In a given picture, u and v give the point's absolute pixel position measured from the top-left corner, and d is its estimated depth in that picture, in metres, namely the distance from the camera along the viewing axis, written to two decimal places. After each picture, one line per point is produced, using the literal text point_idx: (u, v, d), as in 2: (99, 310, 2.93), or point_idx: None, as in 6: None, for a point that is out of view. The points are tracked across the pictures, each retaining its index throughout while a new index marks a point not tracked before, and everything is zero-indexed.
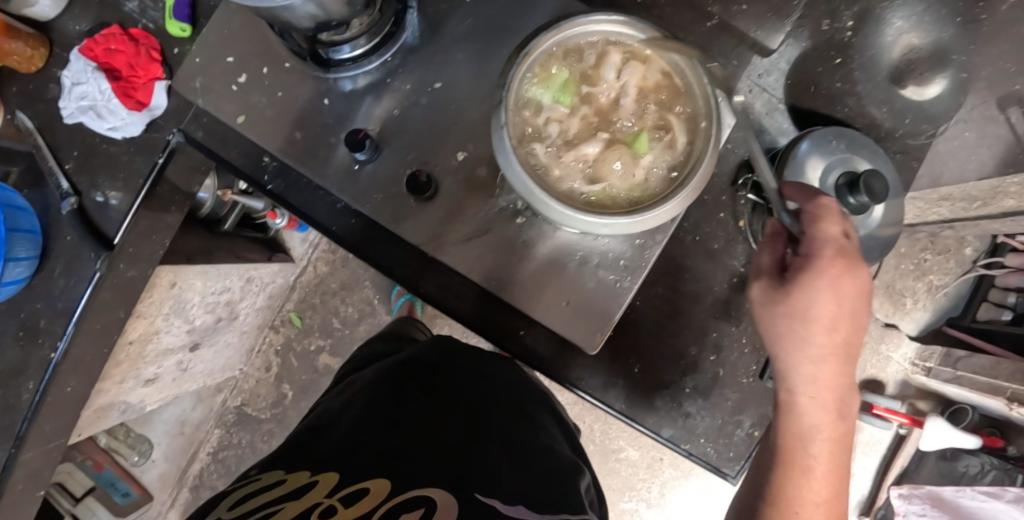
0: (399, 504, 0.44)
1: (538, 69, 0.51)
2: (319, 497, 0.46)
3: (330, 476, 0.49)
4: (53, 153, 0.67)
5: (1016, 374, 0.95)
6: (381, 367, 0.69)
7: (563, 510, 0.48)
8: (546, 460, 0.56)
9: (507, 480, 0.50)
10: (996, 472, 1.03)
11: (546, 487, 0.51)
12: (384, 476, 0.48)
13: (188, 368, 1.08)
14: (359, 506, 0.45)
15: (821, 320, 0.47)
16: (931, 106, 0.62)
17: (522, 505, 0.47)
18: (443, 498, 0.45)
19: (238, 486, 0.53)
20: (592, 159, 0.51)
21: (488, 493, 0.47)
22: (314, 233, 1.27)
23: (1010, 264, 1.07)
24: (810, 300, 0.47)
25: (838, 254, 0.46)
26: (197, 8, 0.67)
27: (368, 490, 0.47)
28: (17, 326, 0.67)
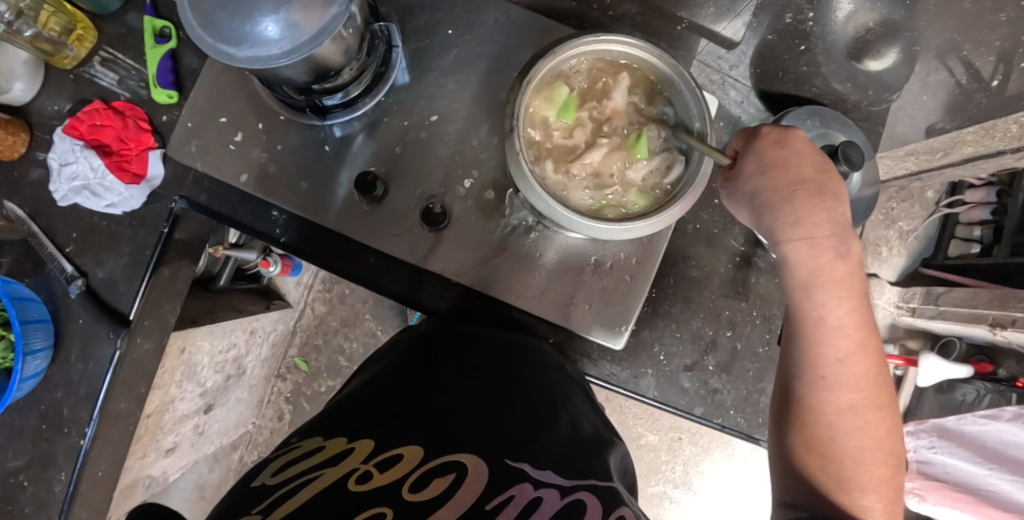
0: (434, 468, 0.42)
1: (540, 89, 0.57)
2: (356, 462, 0.43)
3: (365, 444, 0.46)
4: (51, 238, 0.66)
5: (994, 301, 1.02)
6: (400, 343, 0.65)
7: (592, 476, 0.45)
8: (575, 429, 0.53)
9: (535, 448, 0.47)
10: (991, 395, 1.11)
11: (575, 454, 0.48)
12: (417, 445, 0.46)
13: (203, 431, 1.06)
14: (394, 470, 0.42)
15: (801, 194, 0.49)
16: (886, 76, 0.68)
17: (550, 470, 0.44)
18: (473, 463, 0.43)
19: (279, 453, 0.49)
20: (596, 167, 0.57)
21: (517, 458, 0.45)
22: (308, 275, 1.26)
23: (971, 199, 1.17)
24: (771, 162, 0.51)
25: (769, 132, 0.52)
26: (180, 73, 0.68)
27: (402, 456, 0.44)
28: (39, 419, 0.65)
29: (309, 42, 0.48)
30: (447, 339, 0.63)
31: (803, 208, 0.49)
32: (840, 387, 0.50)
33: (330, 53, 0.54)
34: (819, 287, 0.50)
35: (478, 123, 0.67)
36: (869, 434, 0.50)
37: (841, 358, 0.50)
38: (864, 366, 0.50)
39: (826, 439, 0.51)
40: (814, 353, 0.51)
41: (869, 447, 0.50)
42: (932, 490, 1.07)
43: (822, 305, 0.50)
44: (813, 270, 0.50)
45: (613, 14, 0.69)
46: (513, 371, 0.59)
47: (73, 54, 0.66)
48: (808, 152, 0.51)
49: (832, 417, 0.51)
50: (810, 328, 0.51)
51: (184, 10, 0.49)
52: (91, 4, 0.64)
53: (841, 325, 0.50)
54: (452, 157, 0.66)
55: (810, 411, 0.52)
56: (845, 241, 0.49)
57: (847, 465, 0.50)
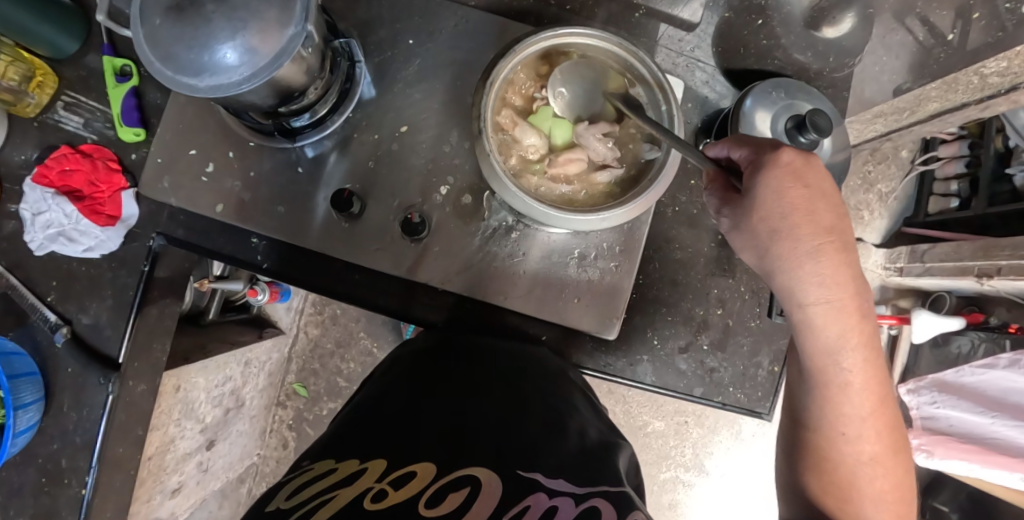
0: (447, 484, 0.42)
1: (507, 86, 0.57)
2: (371, 481, 0.43)
3: (378, 464, 0.45)
4: (30, 289, 0.65)
5: (977, 252, 1.04)
6: (409, 357, 0.64)
7: (603, 482, 0.45)
8: (582, 436, 0.53)
9: (546, 456, 0.48)
10: (986, 344, 1.12)
11: (587, 460, 0.49)
12: (429, 462, 0.46)
13: (208, 467, 1.05)
14: (409, 488, 0.42)
15: (823, 306, 0.49)
16: (846, 41, 0.70)
17: (564, 478, 0.45)
18: (486, 478, 0.43)
19: (291, 478, 0.47)
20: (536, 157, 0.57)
21: (528, 468, 0.46)
22: (297, 300, 1.25)
23: (945, 154, 1.19)
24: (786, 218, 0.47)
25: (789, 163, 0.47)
26: (146, 109, 0.68)
27: (415, 473, 0.44)
28: (37, 473, 0.64)
29: (269, 65, 0.48)
30: (441, 357, 0.62)
31: (829, 268, 0.47)
32: (861, 439, 0.53)
33: (292, 75, 0.54)
34: (846, 350, 0.50)
35: (449, 130, 0.67)
36: (883, 475, 0.54)
37: (861, 414, 0.53)
38: (879, 418, 0.53)
39: (846, 488, 0.54)
40: (842, 411, 0.53)
41: (883, 487, 0.54)
42: (939, 445, 1.07)
43: (846, 369, 0.51)
44: (832, 334, 0.50)
45: (571, 8, 0.70)
46: (513, 385, 0.58)
47: (35, 101, 0.65)
48: (823, 188, 0.48)
49: (853, 468, 0.54)
50: (832, 391, 0.52)
51: (140, 45, 0.48)
52: (48, 50, 0.63)
53: (862, 385, 0.52)
54: (426, 165, 0.66)
55: (840, 460, 0.54)
56: (866, 300, 0.49)
57: (869, 508, 0.53)
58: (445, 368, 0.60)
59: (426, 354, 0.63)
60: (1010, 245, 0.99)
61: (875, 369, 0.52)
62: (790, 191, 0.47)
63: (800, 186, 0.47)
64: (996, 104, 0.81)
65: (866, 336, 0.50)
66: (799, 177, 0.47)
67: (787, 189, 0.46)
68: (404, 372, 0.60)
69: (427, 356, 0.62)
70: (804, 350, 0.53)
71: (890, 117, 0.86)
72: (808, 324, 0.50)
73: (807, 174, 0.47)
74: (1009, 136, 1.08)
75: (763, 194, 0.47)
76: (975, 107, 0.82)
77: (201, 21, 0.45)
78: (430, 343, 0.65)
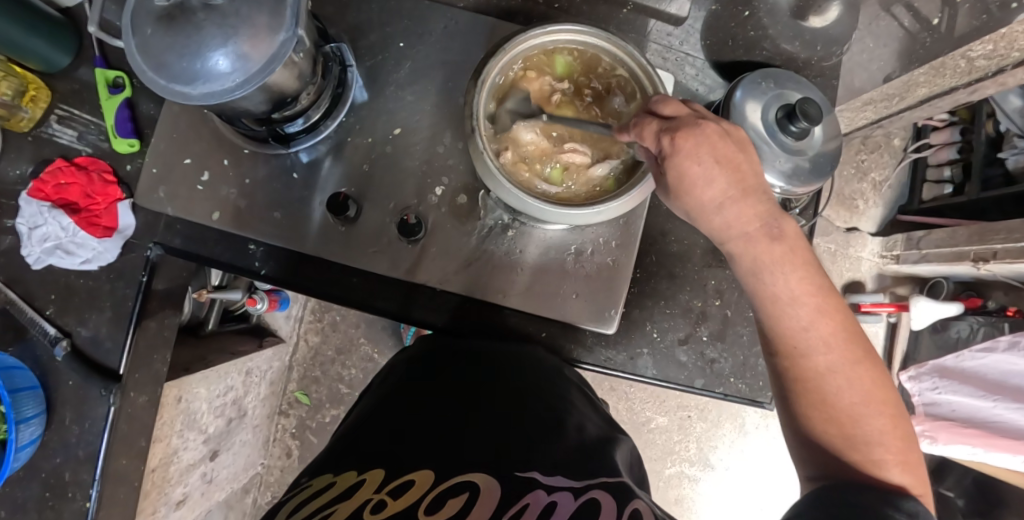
0: (446, 490, 0.43)
1: (501, 78, 0.58)
2: (369, 492, 0.43)
3: (377, 474, 0.46)
4: (29, 303, 0.65)
5: (973, 237, 1.05)
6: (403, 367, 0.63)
7: (603, 476, 0.46)
8: (580, 432, 0.53)
9: (544, 455, 0.48)
10: (985, 328, 1.11)
11: (585, 455, 0.49)
12: (427, 469, 0.46)
13: (212, 478, 1.05)
14: (407, 497, 0.42)
15: (727, 200, 0.47)
16: (834, 29, 0.68)
17: (562, 474, 0.46)
18: (485, 481, 0.44)
19: (290, 495, 0.47)
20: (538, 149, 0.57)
21: (526, 467, 0.46)
22: (297, 308, 1.25)
23: (937, 141, 1.20)
24: (699, 179, 0.47)
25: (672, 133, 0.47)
26: (139, 120, 0.68)
27: (414, 482, 0.44)
28: (41, 487, 0.64)
29: (261, 70, 0.48)
30: (431, 364, 0.62)
31: (731, 213, 0.48)
32: (817, 348, 0.48)
33: (284, 80, 0.54)
34: (769, 264, 0.48)
35: (442, 130, 0.67)
36: (867, 389, 0.47)
37: (806, 325, 0.48)
38: (835, 323, 0.48)
39: (821, 405, 0.48)
40: (791, 327, 0.48)
41: (866, 401, 0.47)
42: (942, 430, 1.06)
43: (775, 284, 0.48)
44: (762, 257, 0.48)
45: (559, 6, 0.70)
46: (507, 384, 0.58)
47: (29, 116, 0.65)
48: (716, 151, 0.46)
49: (822, 383, 0.48)
50: (768, 307, 0.49)
51: (132, 55, 0.49)
52: (40, 64, 0.64)
53: (801, 295, 0.48)
54: (420, 167, 0.67)
55: (808, 383, 0.48)
56: (776, 222, 0.48)
57: (853, 425, 0.47)
58: (434, 374, 0.60)
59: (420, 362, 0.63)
60: (1004, 229, 1.00)
61: (815, 275, 0.48)
62: (704, 162, 0.46)
63: (696, 162, 0.46)
64: (983, 87, 0.81)
65: (783, 248, 0.48)
66: (692, 161, 0.46)
67: (686, 170, 0.47)
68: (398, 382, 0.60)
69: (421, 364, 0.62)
70: (741, 272, 0.50)
71: (880, 104, 0.87)
72: (730, 256, 0.50)
73: (700, 148, 0.46)
74: (1000, 120, 1.09)
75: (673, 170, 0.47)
76: (963, 92, 0.82)
77: (192, 29, 0.46)
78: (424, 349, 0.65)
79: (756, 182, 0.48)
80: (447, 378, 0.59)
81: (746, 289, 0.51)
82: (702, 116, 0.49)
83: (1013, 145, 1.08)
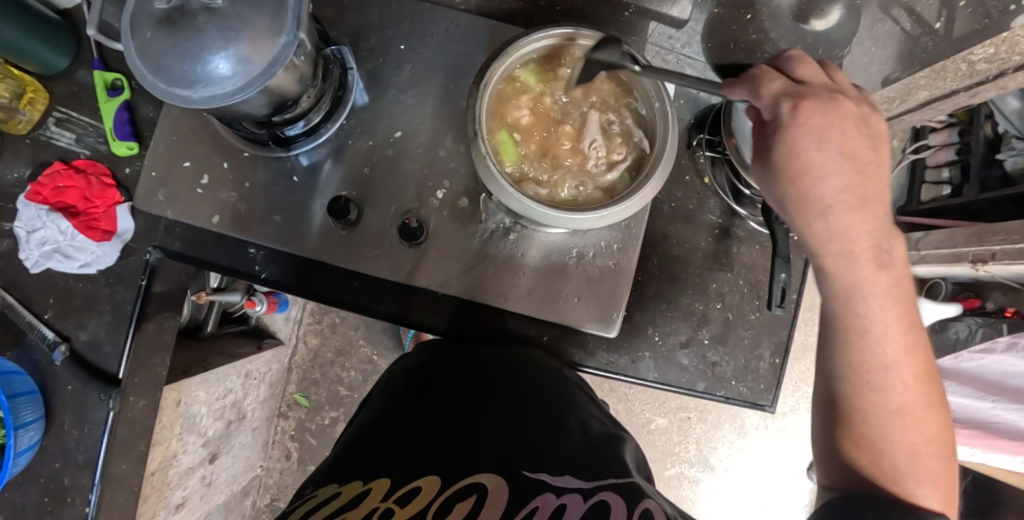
0: (453, 495, 0.43)
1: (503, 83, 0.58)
2: (376, 501, 0.44)
3: (382, 483, 0.46)
4: (27, 308, 0.64)
5: (972, 238, 1.06)
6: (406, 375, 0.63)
7: (611, 475, 0.47)
8: (586, 431, 0.54)
9: (550, 455, 0.49)
10: (984, 329, 1.12)
11: (592, 455, 0.50)
12: (434, 475, 0.46)
13: (212, 481, 1.04)
14: (414, 505, 0.43)
15: (840, 204, 0.46)
16: (834, 32, 0.68)
17: (569, 474, 0.46)
18: (493, 483, 0.44)
19: (296, 506, 0.47)
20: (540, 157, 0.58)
21: (534, 469, 0.46)
22: (296, 310, 1.25)
23: (935, 142, 1.21)
24: (819, 156, 0.45)
25: (796, 101, 0.45)
26: (138, 123, 0.67)
27: (421, 488, 0.44)
28: (40, 492, 0.63)
29: (262, 74, 0.48)
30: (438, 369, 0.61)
31: (843, 223, 0.46)
32: (893, 384, 0.48)
33: (285, 83, 0.54)
34: (867, 294, 0.47)
35: (443, 134, 0.67)
36: (922, 426, 0.49)
37: (888, 362, 0.48)
38: (914, 360, 0.48)
39: (880, 435, 0.48)
40: (869, 359, 0.48)
41: (921, 436, 0.48)
42: None
43: (867, 315, 0.47)
44: (858, 277, 0.47)
45: (561, 9, 0.70)
46: (508, 385, 0.58)
47: (26, 118, 0.65)
48: (846, 141, 0.45)
49: (890, 414, 0.48)
50: (854, 338, 0.48)
51: (131, 58, 0.48)
52: (38, 66, 0.63)
53: (891, 331, 0.48)
54: (421, 170, 0.66)
55: (875, 413, 0.48)
56: (888, 248, 0.47)
57: (903, 455, 0.48)
58: (446, 383, 0.59)
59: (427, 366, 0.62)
60: (1002, 230, 0.99)
61: (908, 308, 0.48)
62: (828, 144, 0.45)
63: (817, 147, 0.45)
64: (985, 91, 0.82)
65: (889, 279, 0.47)
66: (818, 136, 0.45)
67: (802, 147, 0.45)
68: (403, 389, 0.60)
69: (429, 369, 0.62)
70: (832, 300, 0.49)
71: (881, 106, 0.87)
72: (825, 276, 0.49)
73: (824, 124, 0.45)
74: (999, 122, 1.10)
75: (780, 147, 0.46)
76: (963, 95, 0.83)
77: (193, 32, 0.45)
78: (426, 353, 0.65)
79: (877, 188, 0.46)
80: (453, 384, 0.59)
81: (833, 315, 0.50)
82: (836, 89, 0.47)
83: (1011, 146, 1.08)
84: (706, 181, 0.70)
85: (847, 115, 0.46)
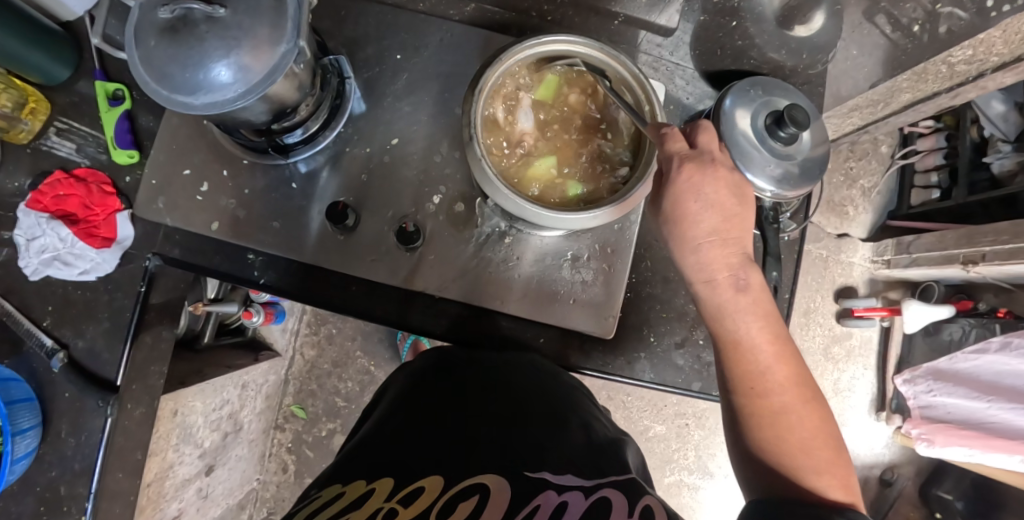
0: (456, 494, 0.43)
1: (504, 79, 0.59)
2: (380, 502, 0.43)
3: (386, 484, 0.46)
4: (26, 315, 0.64)
5: (961, 239, 1.07)
6: (399, 390, 0.62)
7: (611, 475, 0.47)
8: (586, 433, 0.54)
9: (551, 453, 0.49)
10: (977, 329, 1.13)
11: (592, 455, 0.50)
12: (437, 475, 0.46)
13: (208, 493, 1.03)
14: (418, 503, 0.43)
15: (709, 242, 0.51)
16: (817, 37, 0.69)
17: (571, 473, 0.46)
18: (495, 482, 0.44)
19: (300, 506, 0.47)
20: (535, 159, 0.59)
21: (535, 467, 0.47)
22: (292, 321, 1.24)
23: (923, 147, 1.23)
24: (680, 208, 0.51)
25: (684, 162, 0.51)
26: (139, 132, 0.69)
27: (424, 488, 0.44)
28: (35, 501, 0.63)
29: (262, 81, 0.49)
30: (422, 387, 0.60)
31: (711, 259, 0.51)
32: (776, 386, 0.51)
33: (285, 91, 0.55)
34: (735, 313, 0.51)
35: (438, 140, 0.68)
36: (806, 422, 0.50)
37: (767, 365, 0.51)
38: (789, 361, 0.51)
39: (773, 437, 0.50)
40: (747, 362, 0.51)
41: (806, 429, 0.50)
42: (939, 432, 1.09)
43: (739, 329, 0.51)
44: (725, 300, 0.52)
45: (552, 18, 0.72)
46: (505, 388, 0.58)
47: (28, 128, 0.66)
48: (719, 194, 0.51)
49: (781, 411, 0.50)
50: (731, 351, 0.52)
51: (135, 66, 0.49)
52: (40, 76, 0.64)
53: (762, 340, 0.51)
54: (418, 176, 0.68)
55: (755, 415, 0.51)
56: (745, 274, 0.51)
57: (803, 451, 0.49)
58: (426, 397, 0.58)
59: (402, 392, 0.61)
60: (992, 231, 1.02)
61: (772, 324, 0.52)
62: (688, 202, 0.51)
63: (695, 199, 0.51)
64: (965, 91, 0.85)
65: (751, 299, 0.51)
66: (694, 193, 0.50)
67: (684, 204, 0.51)
68: (385, 408, 0.59)
69: (404, 393, 0.61)
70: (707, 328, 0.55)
71: (866, 110, 0.89)
72: (699, 303, 0.54)
73: (701, 184, 0.50)
74: (984, 126, 1.12)
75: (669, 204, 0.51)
76: (946, 96, 0.86)
77: (194, 40, 0.47)
78: (425, 360, 0.66)
79: (739, 232, 0.52)
80: (434, 400, 0.57)
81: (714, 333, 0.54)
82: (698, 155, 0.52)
83: (997, 150, 1.11)
84: None
85: (721, 179, 0.51)
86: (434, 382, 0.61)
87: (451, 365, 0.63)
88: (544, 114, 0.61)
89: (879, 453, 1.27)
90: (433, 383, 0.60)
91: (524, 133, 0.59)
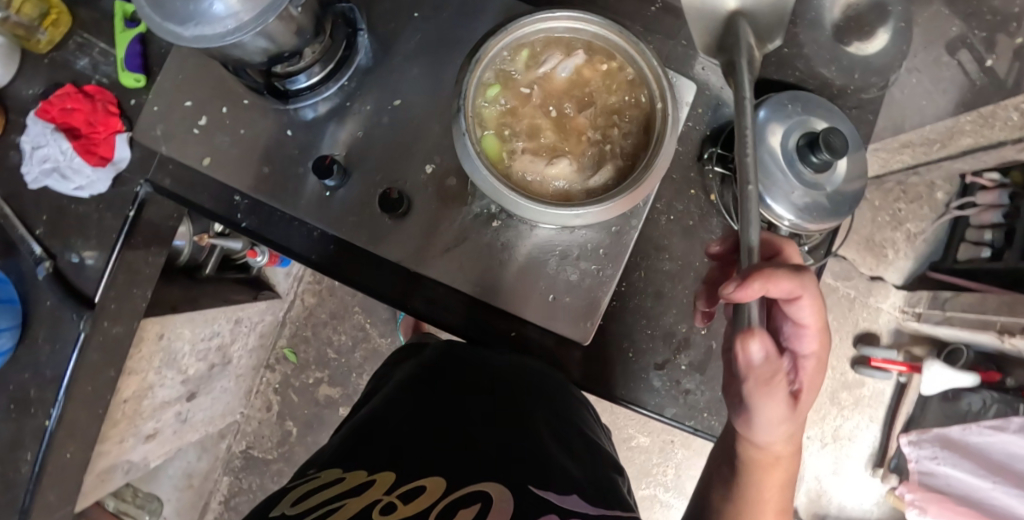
0: (457, 499, 0.39)
1: (548, 41, 0.57)
2: (379, 493, 0.41)
3: (386, 476, 0.43)
4: (21, 220, 0.66)
5: (1003, 306, 0.97)
6: (410, 379, 0.60)
7: (616, 507, 0.43)
8: (592, 461, 0.50)
9: (562, 474, 0.44)
10: (999, 405, 1.04)
11: (600, 485, 0.46)
12: (439, 475, 0.43)
13: (187, 418, 1.06)
14: (417, 503, 0.39)
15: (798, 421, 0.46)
16: (873, 59, 0.64)
17: (578, 495, 0.42)
18: (497, 490, 0.40)
19: (298, 483, 0.46)
20: (531, 138, 0.55)
21: (542, 482, 0.42)
22: (297, 267, 1.27)
23: (982, 201, 1.10)
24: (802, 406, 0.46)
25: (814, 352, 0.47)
26: (150, 57, 0.68)
27: (425, 488, 0.41)
28: (8, 399, 0.65)
29: (255, 19, 0.47)
30: (435, 382, 0.58)
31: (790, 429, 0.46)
32: None
33: (282, 32, 0.52)
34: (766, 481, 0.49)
35: (443, 108, 0.65)
36: None
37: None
38: None
39: None
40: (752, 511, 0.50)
41: None
42: (933, 503, 1.02)
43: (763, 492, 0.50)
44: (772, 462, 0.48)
45: None
46: (519, 397, 0.55)
47: (46, 38, 0.66)
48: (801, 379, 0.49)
49: None
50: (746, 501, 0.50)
51: None
52: None
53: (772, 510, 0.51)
54: (416, 143, 0.65)
55: None
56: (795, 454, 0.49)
57: None
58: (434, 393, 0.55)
59: (411, 382, 0.59)
60: None
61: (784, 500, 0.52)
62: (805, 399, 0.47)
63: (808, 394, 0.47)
64: None
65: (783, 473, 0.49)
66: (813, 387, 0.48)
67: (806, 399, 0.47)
68: (390, 397, 0.57)
69: (413, 385, 0.58)
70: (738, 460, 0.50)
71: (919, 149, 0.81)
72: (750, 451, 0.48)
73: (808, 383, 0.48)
74: None
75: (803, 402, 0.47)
76: None
77: None
78: (434, 355, 0.64)
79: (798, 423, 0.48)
80: (443, 397, 0.55)
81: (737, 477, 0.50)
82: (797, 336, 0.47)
83: None
84: (712, 198, 0.67)
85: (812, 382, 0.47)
86: (445, 378, 0.58)
87: (462, 364, 0.60)
88: (550, 93, 0.56)
89: (868, 510, 1.20)
90: (442, 382, 0.58)
91: (519, 104, 0.56)
